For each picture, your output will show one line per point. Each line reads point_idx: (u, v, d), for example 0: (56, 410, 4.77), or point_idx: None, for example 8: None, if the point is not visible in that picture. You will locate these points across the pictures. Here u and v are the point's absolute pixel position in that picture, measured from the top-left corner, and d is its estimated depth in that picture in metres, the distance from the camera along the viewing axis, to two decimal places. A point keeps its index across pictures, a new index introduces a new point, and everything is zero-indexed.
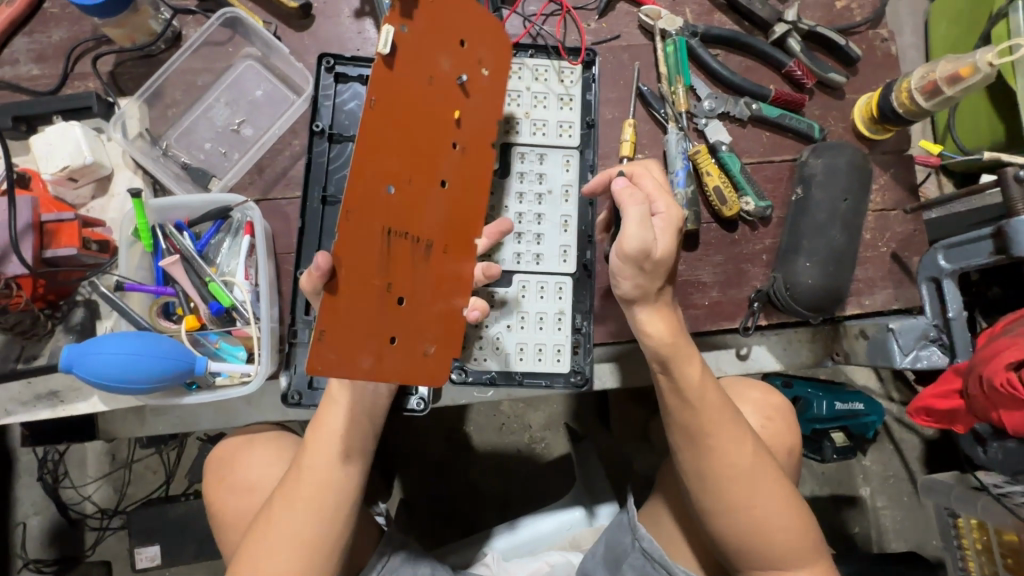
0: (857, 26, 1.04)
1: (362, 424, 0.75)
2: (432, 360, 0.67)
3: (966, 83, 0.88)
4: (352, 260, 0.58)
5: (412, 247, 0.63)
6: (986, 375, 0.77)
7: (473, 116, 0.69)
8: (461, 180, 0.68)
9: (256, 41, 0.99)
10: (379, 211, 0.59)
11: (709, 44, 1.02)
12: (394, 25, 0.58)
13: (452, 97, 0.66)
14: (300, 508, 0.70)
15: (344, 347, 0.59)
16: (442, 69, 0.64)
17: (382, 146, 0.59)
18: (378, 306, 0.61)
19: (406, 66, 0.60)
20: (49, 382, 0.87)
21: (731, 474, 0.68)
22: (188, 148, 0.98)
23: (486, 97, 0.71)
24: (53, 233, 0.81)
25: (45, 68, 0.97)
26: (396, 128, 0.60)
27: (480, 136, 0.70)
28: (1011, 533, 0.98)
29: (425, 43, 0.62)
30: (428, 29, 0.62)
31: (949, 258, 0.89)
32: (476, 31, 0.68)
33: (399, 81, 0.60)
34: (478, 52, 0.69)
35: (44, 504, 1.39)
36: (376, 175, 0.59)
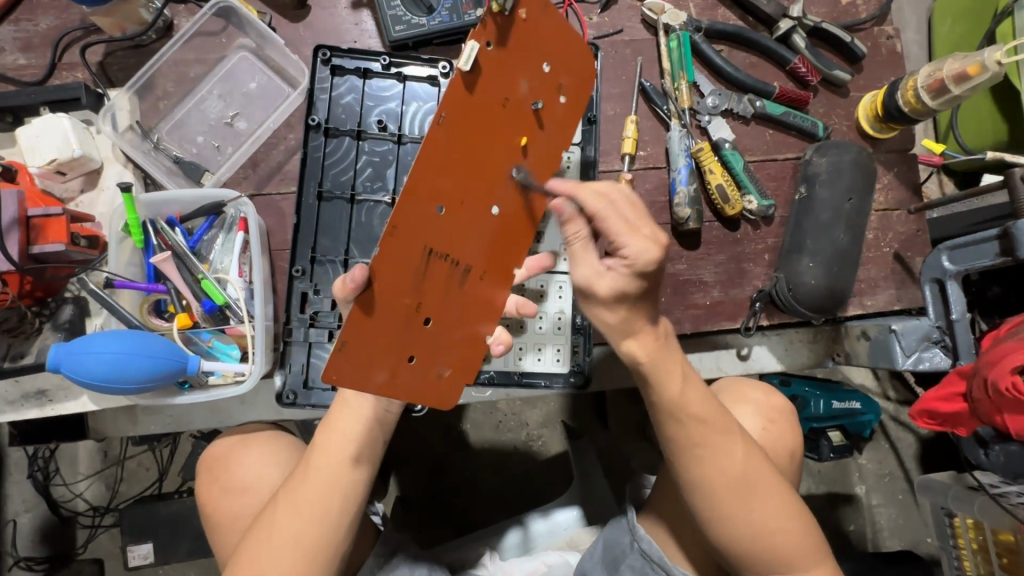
0: (862, 23, 1.03)
1: (373, 425, 0.73)
2: (444, 383, 0.67)
3: (974, 81, 0.87)
4: (386, 277, 0.56)
5: (449, 271, 0.61)
6: (991, 379, 0.76)
7: (542, 144, 0.67)
8: (516, 209, 0.66)
9: (250, 32, 0.96)
10: (426, 231, 0.58)
11: (713, 39, 1.01)
12: (480, 42, 0.56)
13: (525, 122, 0.63)
14: (300, 512, 0.68)
15: (360, 361, 0.59)
16: (519, 93, 0.62)
17: (439, 167, 0.56)
18: (402, 325, 0.60)
19: (485, 87, 0.58)
20: (36, 380, 0.85)
21: (733, 483, 0.66)
22: (179, 142, 0.95)
23: (557, 126, 0.68)
24: (39, 228, 0.79)
25: (32, 57, 0.94)
26: (460, 148, 0.58)
27: (545, 164, 0.68)
28: (1007, 533, 0.98)
29: (506, 65, 0.59)
30: (513, 51, 0.60)
31: (953, 259, 0.88)
32: (562, 54, 0.65)
33: (473, 101, 0.58)
34: (559, 75, 0.66)
35: (34, 502, 1.37)
36: (427, 194, 0.56)
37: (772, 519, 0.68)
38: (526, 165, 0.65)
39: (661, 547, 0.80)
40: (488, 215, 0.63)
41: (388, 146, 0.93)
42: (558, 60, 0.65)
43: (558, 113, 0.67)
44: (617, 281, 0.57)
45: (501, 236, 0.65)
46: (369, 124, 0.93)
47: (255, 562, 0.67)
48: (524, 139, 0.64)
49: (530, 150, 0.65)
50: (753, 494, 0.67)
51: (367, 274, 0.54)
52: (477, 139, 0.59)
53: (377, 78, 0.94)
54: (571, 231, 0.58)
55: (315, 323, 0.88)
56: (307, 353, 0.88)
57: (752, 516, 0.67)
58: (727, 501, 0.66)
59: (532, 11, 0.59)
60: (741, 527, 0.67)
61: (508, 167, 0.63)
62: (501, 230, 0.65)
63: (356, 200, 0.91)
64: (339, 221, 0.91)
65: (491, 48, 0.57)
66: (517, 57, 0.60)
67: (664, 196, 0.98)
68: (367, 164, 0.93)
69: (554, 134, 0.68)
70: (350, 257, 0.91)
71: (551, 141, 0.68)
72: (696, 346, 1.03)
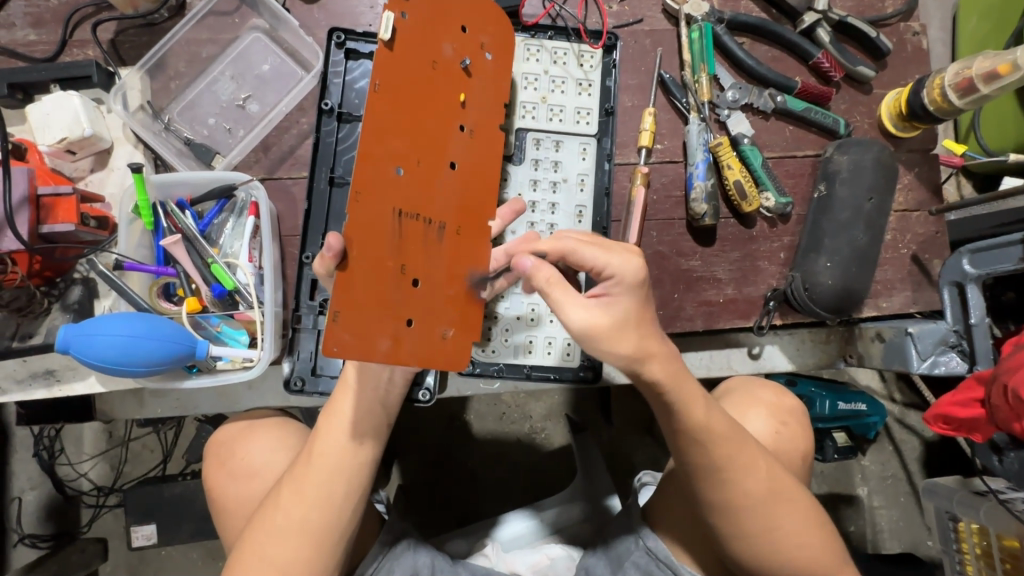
0: (889, 18, 1.00)
1: (379, 415, 0.73)
2: (450, 346, 0.62)
3: (1005, 81, 0.84)
4: (361, 244, 0.55)
5: (425, 228, 0.59)
6: (1012, 386, 0.75)
7: (483, 98, 0.66)
8: (476, 160, 0.64)
9: (264, 12, 0.95)
10: (390, 194, 0.57)
11: (735, 31, 0.98)
12: (396, 11, 0.57)
13: (458, 78, 0.63)
14: (303, 497, 0.68)
15: (356, 334, 0.56)
16: (446, 54, 0.62)
17: (382, 130, 0.56)
18: (389, 290, 0.57)
19: (408, 48, 0.58)
20: (45, 360, 0.85)
21: (739, 487, 0.65)
22: (190, 123, 0.94)
23: (496, 79, 0.68)
24: (49, 208, 0.78)
25: (43, 33, 0.93)
26: (400, 109, 0.57)
27: (490, 118, 0.67)
28: (1012, 539, 0.97)
29: (424, 27, 0.60)
30: (429, 10, 0.60)
31: (974, 262, 0.87)
32: (479, 13, 0.65)
33: (401, 65, 0.58)
34: (482, 34, 0.66)
35: (40, 480, 1.38)
36: (379, 157, 0.56)
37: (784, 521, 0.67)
38: (471, 119, 0.64)
39: (668, 546, 0.79)
40: (448, 168, 0.61)
41: None
42: (478, 20, 0.66)
43: (490, 70, 0.68)
44: (611, 303, 0.58)
45: (464, 186, 0.63)
46: None
47: (259, 549, 0.67)
48: (463, 95, 0.63)
49: (473, 104, 0.65)
50: (764, 498, 0.65)
51: (341, 241, 0.53)
52: (416, 99, 0.59)
53: None
54: (542, 279, 0.57)
55: (324, 310, 0.88)
56: (316, 341, 0.88)
57: (767, 518, 0.66)
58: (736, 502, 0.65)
59: None
60: (751, 530, 0.66)
61: (453, 122, 0.62)
62: (463, 182, 0.63)
63: None
64: None
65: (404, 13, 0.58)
66: (435, 17, 0.60)
67: (680, 191, 0.97)
68: None
69: (493, 90, 0.68)
70: None
71: (492, 97, 0.68)
72: (705, 343, 1.02)
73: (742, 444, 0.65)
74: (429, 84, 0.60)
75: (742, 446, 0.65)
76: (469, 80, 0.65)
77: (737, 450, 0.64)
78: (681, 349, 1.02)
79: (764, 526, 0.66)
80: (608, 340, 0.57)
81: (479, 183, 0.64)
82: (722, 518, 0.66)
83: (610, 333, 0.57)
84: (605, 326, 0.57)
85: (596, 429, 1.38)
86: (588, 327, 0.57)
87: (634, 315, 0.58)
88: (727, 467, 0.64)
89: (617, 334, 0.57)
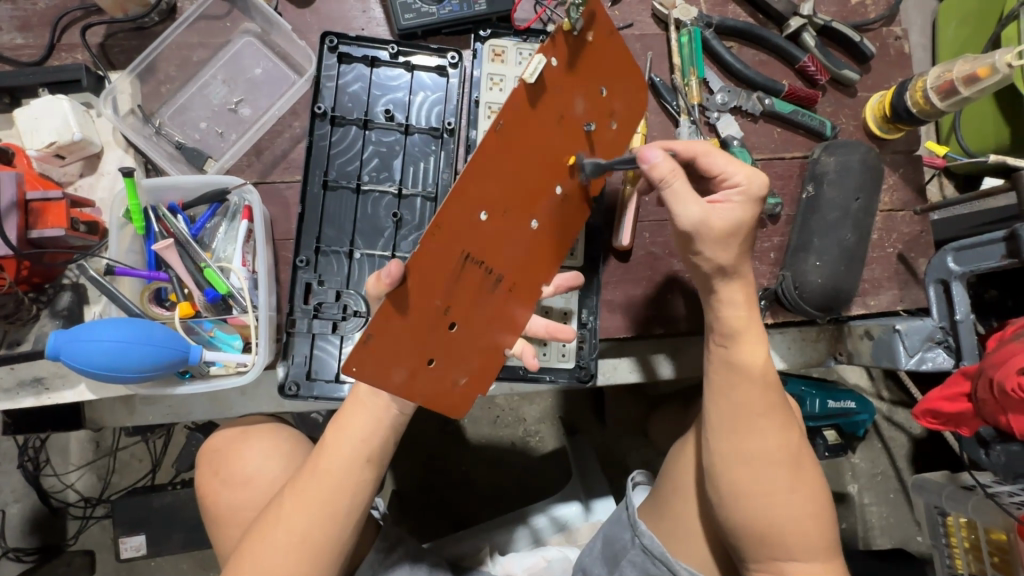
0: (871, 23, 1.03)
1: (386, 428, 0.72)
2: (455, 390, 0.70)
3: (984, 84, 0.87)
4: (421, 273, 0.58)
5: (484, 276, 0.65)
6: (997, 379, 0.77)
7: (585, 163, 0.74)
8: (552, 223, 0.73)
9: (255, 17, 0.94)
10: (469, 233, 0.61)
11: (723, 36, 1.00)
12: (549, 58, 0.62)
13: (572, 141, 0.70)
14: (308, 509, 0.67)
15: (381, 363, 0.60)
16: (574, 115, 0.69)
17: (491, 171, 0.61)
18: (429, 329, 0.62)
19: (547, 101, 0.64)
20: (33, 368, 0.83)
21: (752, 459, 0.67)
22: (181, 127, 0.93)
23: (606, 147, 0.77)
24: (38, 213, 0.77)
25: (31, 37, 0.92)
26: (514, 153, 0.62)
27: (584, 186, 0.76)
28: (999, 532, 0.98)
29: (566, 83, 0.66)
30: (575, 69, 0.66)
31: (958, 260, 0.89)
32: (614, 82, 0.73)
33: (534, 110, 0.63)
34: (612, 104, 0.74)
35: (24, 492, 1.35)
36: (475, 196, 0.60)
37: (792, 519, 0.66)
38: (565, 183, 0.72)
39: (663, 543, 0.78)
40: (526, 225, 0.68)
41: (396, 136, 0.93)
42: (614, 87, 0.73)
43: (606, 138, 0.76)
44: (727, 209, 0.68)
45: (532, 248, 0.71)
46: (377, 113, 0.93)
47: (260, 557, 0.66)
48: (572, 159, 0.71)
49: (577, 169, 0.73)
50: (773, 478, 0.66)
51: (404, 267, 0.55)
52: (529, 150, 0.64)
53: (384, 67, 0.93)
54: (662, 170, 0.66)
55: (319, 314, 0.88)
56: (311, 344, 0.87)
57: (772, 506, 0.66)
58: (745, 478, 0.66)
59: (598, 33, 0.67)
60: (754, 512, 0.66)
61: (552, 186, 0.70)
62: (534, 245, 0.71)
63: (362, 190, 0.91)
64: (344, 212, 0.91)
65: (557, 64, 0.63)
66: (575, 81, 0.67)
67: (672, 193, 0.98)
68: (373, 154, 0.92)
69: (599, 159, 0.76)
70: (355, 249, 0.90)
71: (593, 165, 0.76)
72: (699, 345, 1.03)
73: (764, 417, 0.68)
74: (543, 137, 0.66)
75: (763, 418, 0.68)
76: (582, 142, 0.72)
77: (757, 420, 0.67)
78: (675, 349, 1.02)
79: (773, 518, 0.66)
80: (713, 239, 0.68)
81: (543, 245, 0.73)
82: (729, 497, 0.67)
83: (719, 228, 0.67)
84: (721, 221, 0.68)
85: (590, 431, 1.39)
86: (700, 220, 0.67)
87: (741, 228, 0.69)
88: (745, 431, 0.67)
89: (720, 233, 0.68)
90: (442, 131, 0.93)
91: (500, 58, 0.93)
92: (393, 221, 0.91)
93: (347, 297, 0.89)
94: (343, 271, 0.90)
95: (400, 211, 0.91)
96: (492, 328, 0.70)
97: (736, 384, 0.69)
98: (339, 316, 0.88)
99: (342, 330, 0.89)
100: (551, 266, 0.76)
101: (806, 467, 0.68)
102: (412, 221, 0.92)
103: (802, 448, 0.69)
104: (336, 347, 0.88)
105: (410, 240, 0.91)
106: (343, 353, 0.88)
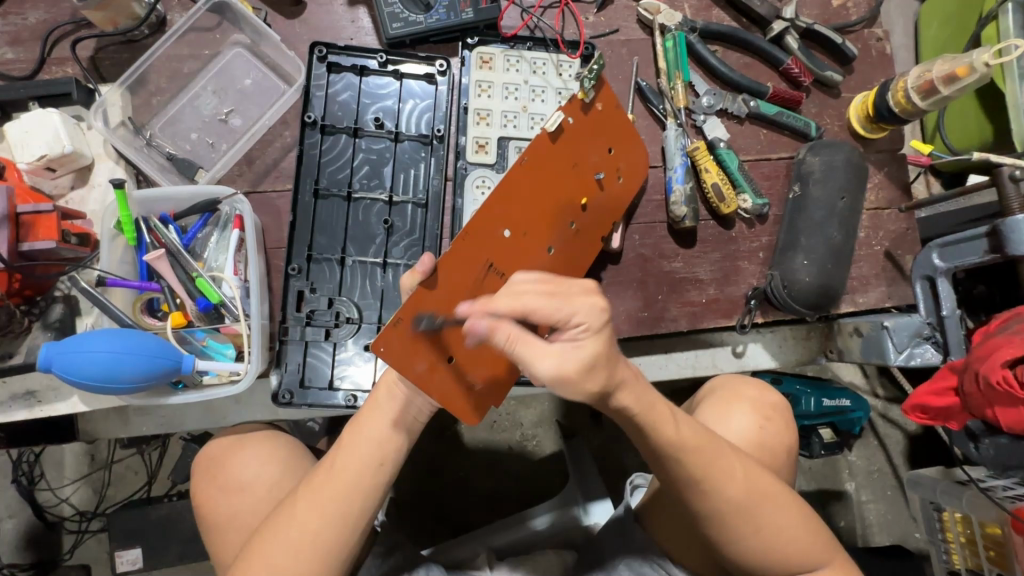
0: (853, 25, 1.05)
1: (400, 432, 0.73)
2: (470, 396, 0.71)
3: (963, 83, 0.88)
4: (450, 271, 0.62)
5: (504, 286, 0.69)
6: (982, 372, 0.78)
7: (598, 207, 0.84)
8: (565, 251, 0.80)
9: (244, 28, 0.95)
10: (494, 245, 0.67)
11: (708, 40, 1.02)
12: (567, 114, 0.73)
13: (586, 187, 0.80)
14: (322, 510, 0.67)
15: (408, 348, 0.62)
16: (588, 164, 0.79)
17: (517, 196, 0.69)
18: (453, 327, 0.64)
19: (567, 142, 0.74)
20: (25, 381, 0.83)
21: (739, 505, 0.64)
22: (172, 138, 0.94)
23: (614, 198, 0.86)
24: (29, 225, 0.78)
25: (21, 52, 0.92)
26: (536, 181, 0.71)
27: (592, 226, 0.84)
28: (994, 526, 0.98)
29: (585, 134, 0.77)
30: (590, 127, 0.78)
31: (943, 256, 0.91)
32: (622, 146, 0.85)
33: (557, 148, 0.73)
34: (616, 163, 0.84)
35: (19, 507, 1.35)
36: (503, 212, 0.67)
37: (776, 540, 0.66)
38: (580, 220, 0.81)
39: (661, 544, 0.78)
40: (543, 249, 0.75)
41: (385, 144, 0.94)
42: (619, 149, 0.84)
43: (614, 188, 0.85)
44: (577, 349, 0.53)
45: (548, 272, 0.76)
46: (366, 121, 0.94)
47: (267, 562, 0.66)
48: (582, 200, 0.80)
49: (587, 209, 0.81)
50: (762, 508, 0.65)
51: (435, 261, 0.60)
52: (552, 181, 0.74)
53: (374, 76, 0.95)
54: (502, 337, 0.53)
55: (312, 321, 0.88)
56: (304, 352, 0.88)
57: (744, 545, 0.66)
58: (720, 526, 0.65)
59: (606, 102, 0.79)
60: (745, 543, 0.66)
61: (567, 219, 0.78)
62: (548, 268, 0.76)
63: (352, 198, 0.92)
64: (335, 219, 0.91)
65: (574, 121, 0.75)
66: (595, 134, 0.78)
67: (660, 195, 0.98)
68: (364, 162, 0.93)
69: (604, 204, 0.85)
70: (346, 256, 0.91)
71: (604, 210, 0.85)
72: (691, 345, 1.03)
73: (721, 467, 0.64)
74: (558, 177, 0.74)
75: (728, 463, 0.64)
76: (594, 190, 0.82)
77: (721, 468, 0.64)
78: (666, 350, 1.02)
79: (731, 556, 0.68)
80: (573, 387, 0.54)
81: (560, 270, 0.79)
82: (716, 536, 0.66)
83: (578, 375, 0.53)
84: (576, 366, 0.53)
85: (586, 433, 1.39)
86: (556, 375, 0.53)
87: (603, 355, 0.54)
88: (712, 482, 0.63)
89: (582, 381, 0.54)
90: (431, 138, 0.94)
91: (487, 65, 0.96)
92: (385, 228, 0.92)
93: (339, 304, 0.89)
94: (335, 278, 0.90)
95: (391, 218, 0.92)
96: (501, 348, 0.71)
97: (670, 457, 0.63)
98: (332, 323, 0.89)
99: (335, 337, 0.89)
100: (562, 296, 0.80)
101: (775, 490, 0.67)
102: (403, 228, 0.92)
103: (765, 475, 0.67)
104: (329, 354, 0.89)
105: (401, 246, 0.92)
106: (337, 360, 0.88)
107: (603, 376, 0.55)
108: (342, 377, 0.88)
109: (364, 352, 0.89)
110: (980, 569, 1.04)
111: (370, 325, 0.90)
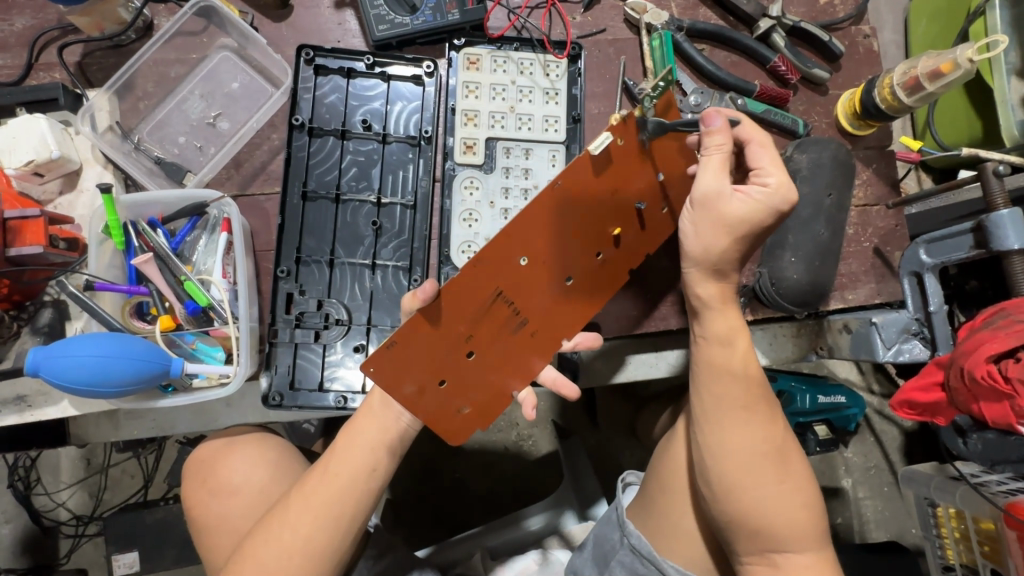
0: (840, 22, 1.05)
1: (391, 438, 0.73)
2: (457, 416, 0.73)
3: (948, 78, 0.88)
4: (452, 298, 0.64)
5: (509, 316, 0.69)
6: (967, 368, 0.78)
7: (632, 237, 0.78)
8: (587, 281, 0.76)
9: (231, 32, 0.96)
10: (506, 273, 0.67)
11: (695, 38, 1.02)
12: (614, 136, 0.68)
13: (622, 216, 0.75)
14: (314, 514, 0.68)
15: (399, 370, 0.65)
16: (628, 192, 0.74)
17: (538, 223, 0.67)
18: (449, 352, 0.66)
19: (607, 169, 0.70)
20: (15, 385, 0.83)
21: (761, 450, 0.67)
22: (160, 142, 0.94)
23: (653, 228, 0.80)
24: (17, 231, 0.78)
25: (8, 58, 0.93)
26: (560, 210, 0.68)
27: (623, 258, 0.79)
28: (988, 521, 0.98)
29: (632, 157, 0.72)
30: (640, 149, 0.72)
31: (930, 252, 0.91)
32: (673, 171, 0.77)
33: (595, 174, 0.69)
34: (665, 189, 0.78)
35: (16, 512, 1.35)
36: (522, 241, 0.66)
37: (788, 506, 0.67)
38: (608, 249, 0.76)
39: (650, 542, 0.78)
40: (562, 280, 0.72)
41: (373, 146, 0.94)
42: (670, 175, 0.77)
43: (654, 219, 0.79)
44: (744, 198, 0.67)
45: (564, 303, 0.74)
46: (354, 123, 0.94)
47: (259, 563, 0.66)
48: (615, 230, 0.75)
49: (619, 240, 0.76)
50: (778, 462, 0.68)
51: (437, 289, 0.61)
52: (581, 207, 0.70)
53: (361, 78, 0.95)
54: (711, 141, 0.67)
55: (301, 323, 0.89)
56: (293, 354, 0.88)
57: (761, 498, 0.66)
58: (746, 464, 0.67)
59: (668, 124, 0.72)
60: (760, 496, 0.66)
61: (592, 249, 0.74)
62: (566, 298, 0.74)
63: (341, 200, 0.92)
64: (325, 221, 0.92)
65: (622, 145, 0.70)
66: (643, 160, 0.73)
67: None
68: (352, 163, 0.93)
69: (641, 235, 0.79)
70: (336, 257, 0.91)
71: (638, 240, 0.79)
72: None
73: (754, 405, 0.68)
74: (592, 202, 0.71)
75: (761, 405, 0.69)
76: (632, 219, 0.77)
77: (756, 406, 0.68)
78: (657, 349, 0.99)
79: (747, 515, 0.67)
80: (716, 219, 0.67)
81: (580, 298, 0.76)
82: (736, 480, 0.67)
83: (722, 222, 0.67)
84: (733, 212, 0.67)
85: (582, 433, 1.39)
86: (706, 195, 0.67)
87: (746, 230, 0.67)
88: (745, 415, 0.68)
89: (716, 237, 0.68)
90: (419, 139, 0.94)
91: (475, 66, 0.97)
92: (373, 230, 0.92)
93: (328, 306, 0.90)
94: (324, 279, 0.91)
95: (380, 220, 0.92)
96: (501, 371, 0.72)
97: (692, 386, 0.72)
98: (322, 325, 0.89)
99: (325, 338, 0.89)
100: (578, 325, 0.77)
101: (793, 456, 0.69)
102: (391, 229, 0.93)
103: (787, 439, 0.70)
104: (319, 356, 0.89)
105: (390, 247, 0.92)
106: (327, 362, 0.89)
107: (730, 241, 0.68)
108: (333, 378, 0.89)
109: (354, 354, 0.89)
110: (974, 564, 1.03)
111: (359, 326, 0.90)
